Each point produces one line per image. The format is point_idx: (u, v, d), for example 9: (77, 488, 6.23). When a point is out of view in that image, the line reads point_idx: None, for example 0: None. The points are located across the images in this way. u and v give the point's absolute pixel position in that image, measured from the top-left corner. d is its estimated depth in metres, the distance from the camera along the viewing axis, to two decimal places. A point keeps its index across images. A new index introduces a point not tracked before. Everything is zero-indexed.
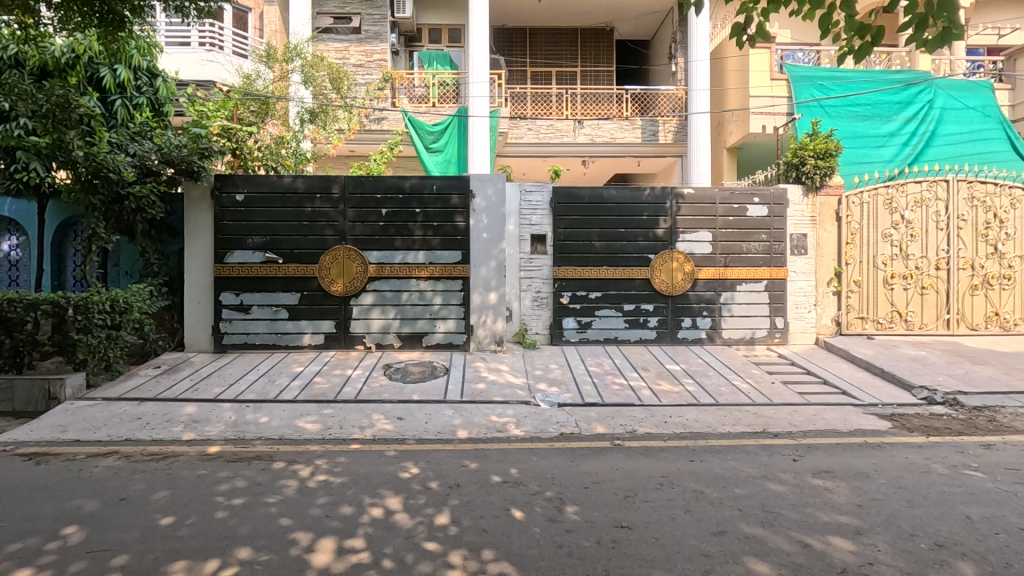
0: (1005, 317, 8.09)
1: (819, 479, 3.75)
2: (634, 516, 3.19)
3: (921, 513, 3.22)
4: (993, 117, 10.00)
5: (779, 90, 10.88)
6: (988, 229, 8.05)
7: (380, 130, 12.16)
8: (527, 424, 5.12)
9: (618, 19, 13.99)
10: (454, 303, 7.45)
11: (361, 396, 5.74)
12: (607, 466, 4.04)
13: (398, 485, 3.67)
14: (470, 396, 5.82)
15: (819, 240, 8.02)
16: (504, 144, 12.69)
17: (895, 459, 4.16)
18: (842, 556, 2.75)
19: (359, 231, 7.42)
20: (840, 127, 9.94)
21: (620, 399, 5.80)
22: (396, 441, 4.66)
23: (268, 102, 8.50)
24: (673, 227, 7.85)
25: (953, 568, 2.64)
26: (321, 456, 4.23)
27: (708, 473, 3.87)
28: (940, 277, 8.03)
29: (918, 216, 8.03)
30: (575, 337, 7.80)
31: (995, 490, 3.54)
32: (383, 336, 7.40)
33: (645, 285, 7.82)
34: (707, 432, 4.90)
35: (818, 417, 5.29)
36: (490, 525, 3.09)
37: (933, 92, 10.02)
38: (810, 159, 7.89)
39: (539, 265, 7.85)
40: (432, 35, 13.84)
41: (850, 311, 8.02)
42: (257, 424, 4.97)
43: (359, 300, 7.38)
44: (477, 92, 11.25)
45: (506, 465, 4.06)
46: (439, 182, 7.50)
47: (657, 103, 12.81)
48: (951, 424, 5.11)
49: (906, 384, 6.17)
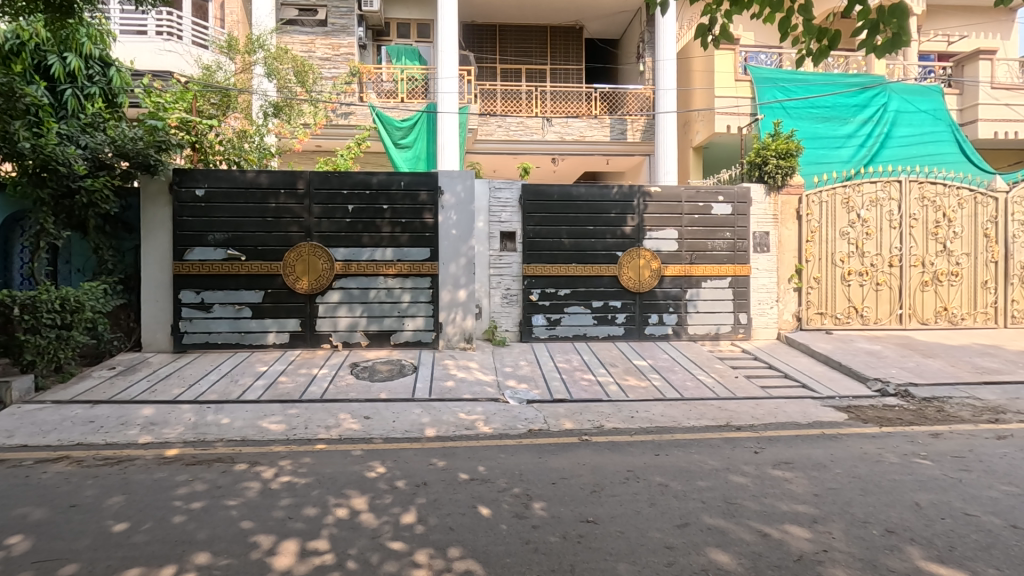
0: (953, 312, 8.47)
1: (778, 470, 3.86)
2: (599, 510, 3.23)
3: (874, 500, 3.35)
4: (943, 120, 10.42)
5: (743, 90, 11.17)
6: (937, 227, 8.40)
7: (348, 125, 12.01)
8: (495, 421, 5.12)
9: (587, 18, 14.09)
10: (422, 301, 7.39)
11: (327, 396, 5.64)
12: (575, 462, 4.08)
13: (363, 485, 3.63)
14: (439, 394, 5.79)
15: (780, 238, 8.25)
16: (474, 140, 12.67)
17: (850, 449, 4.31)
18: (799, 544, 2.84)
19: (325, 227, 7.28)
20: (801, 128, 10.23)
21: (588, 395, 5.87)
22: (362, 440, 4.60)
23: (229, 95, 8.23)
24: (640, 225, 7.95)
25: (902, 553, 2.75)
26: (285, 457, 4.15)
27: (673, 466, 3.95)
28: (893, 274, 8.36)
29: (873, 215, 8.33)
30: (545, 334, 7.84)
31: (942, 476, 3.71)
32: (350, 334, 7.29)
33: (613, 282, 7.91)
34: (673, 426, 5.00)
35: (779, 410, 5.45)
36: (457, 523, 3.08)
37: (888, 96, 10.40)
38: (772, 159, 8.08)
39: (508, 262, 7.85)
40: (400, 30, 13.67)
41: (810, 306, 8.28)
42: (218, 425, 4.84)
43: (325, 298, 7.25)
44: (447, 88, 11.36)
45: (474, 463, 4.05)
46: (408, 178, 7.41)
47: (625, 103, 12.98)
48: (902, 415, 5.33)
49: (861, 376, 6.41)
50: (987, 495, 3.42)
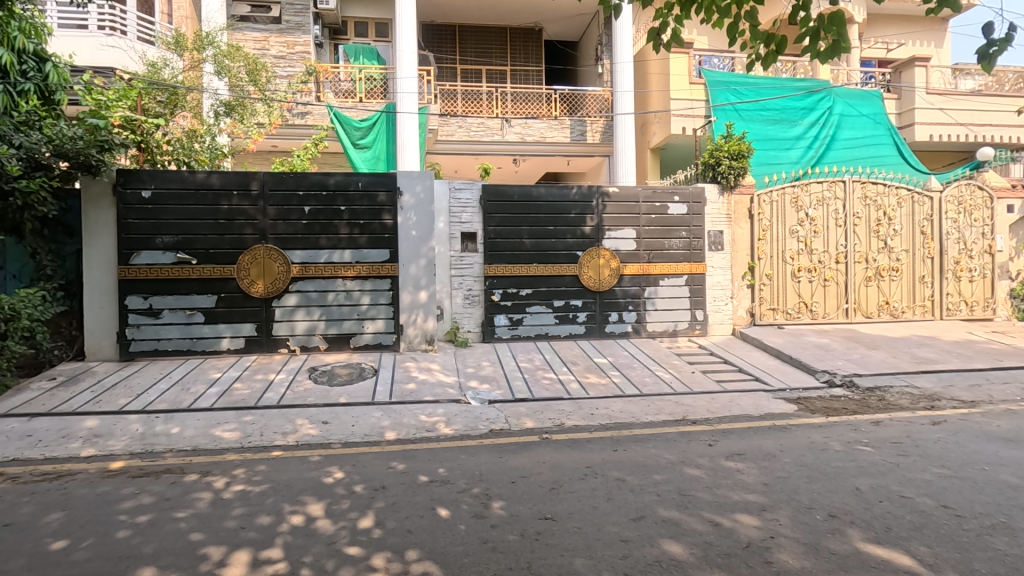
0: (894, 306, 8.89)
1: (731, 462, 3.99)
2: (558, 507, 3.27)
3: (819, 487, 3.50)
4: (883, 124, 10.95)
5: (697, 93, 11.44)
6: (878, 225, 8.83)
7: (304, 125, 11.78)
8: (456, 422, 5.11)
9: (547, 20, 14.20)
10: (382, 303, 7.31)
11: (284, 401, 5.52)
12: (535, 460, 4.11)
13: (321, 490, 3.57)
14: (399, 397, 5.74)
15: (734, 236, 8.52)
16: (435, 141, 12.58)
17: (799, 439, 4.49)
18: (748, 532, 2.94)
19: (281, 229, 7.12)
20: (753, 129, 10.58)
21: (550, 393, 5.93)
22: (320, 445, 4.52)
23: (178, 93, 7.91)
24: (599, 225, 8.07)
25: (844, 536, 2.88)
26: (239, 466, 4.03)
27: (630, 461, 4.03)
28: (840, 270, 8.73)
29: (820, 213, 8.70)
30: (507, 334, 7.87)
31: (882, 462, 3.90)
32: (308, 338, 7.14)
33: (574, 281, 8.00)
34: (631, 421, 5.10)
35: (732, 403, 5.63)
36: (415, 525, 3.07)
37: (832, 100, 10.87)
38: (725, 160, 8.34)
39: (469, 263, 7.84)
40: (358, 29, 13.48)
41: (762, 302, 8.57)
42: (167, 435, 4.67)
43: (282, 302, 7.09)
44: (406, 88, 11.26)
45: (434, 465, 4.03)
46: (365, 179, 7.33)
47: (585, 104, 13.14)
48: (847, 404, 5.59)
49: (810, 369, 6.68)
50: (922, 477, 3.62)
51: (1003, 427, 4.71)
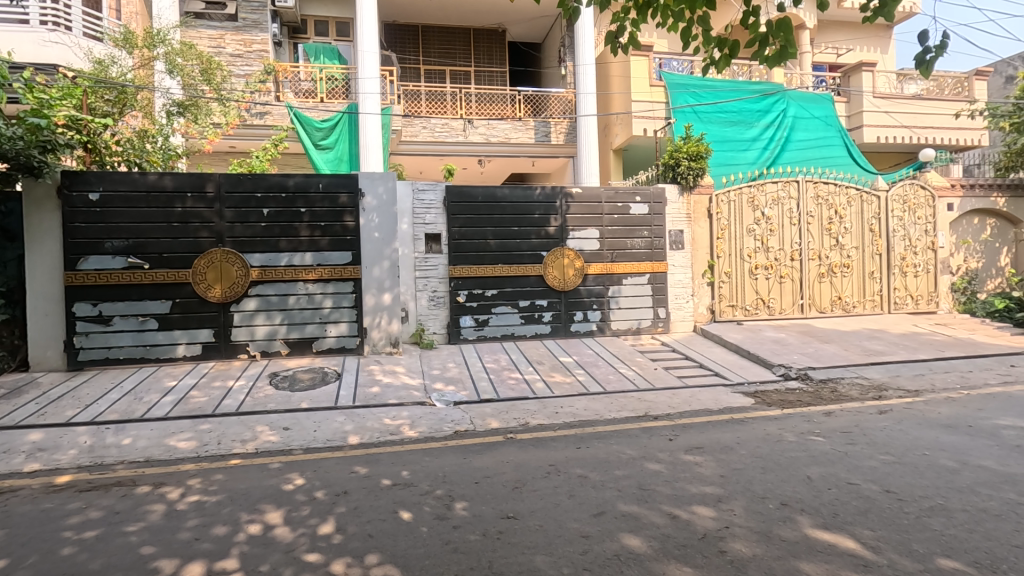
0: (846, 301, 9.25)
1: (690, 455, 4.09)
2: (520, 506, 3.29)
3: (772, 477, 3.61)
4: (834, 126, 11.37)
5: (657, 95, 11.68)
6: (830, 223, 9.17)
7: (263, 125, 11.53)
8: (421, 425, 5.08)
9: (510, 21, 14.25)
10: (345, 305, 7.20)
11: (243, 408, 5.38)
12: (499, 460, 4.12)
13: (280, 498, 3.50)
14: (363, 400, 5.68)
15: (694, 235, 8.73)
16: (399, 142, 12.45)
17: (755, 432, 4.63)
18: (704, 523, 3.02)
19: (238, 232, 6.95)
20: (711, 131, 10.84)
21: (515, 393, 5.95)
22: (281, 452, 4.44)
23: (126, 92, 7.60)
24: (563, 225, 8.15)
25: (794, 523, 2.99)
26: (194, 476, 3.92)
27: (593, 458, 4.08)
28: (795, 267, 9.04)
29: (775, 212, 8.99)
30: (472, 335, 7.86)
31: (832, 451, 4.07)
32: (269, 343, 6.99)
33: (539, 282, 8.05)
34: (595, 419, 5.17)
35: (693, 398, 5.77)
36: (377, 529, 3.04)
37: (786, 102, 11.25)
38: (684, 161, 8.53)
39: (434, 264, 7.80)
40: (318, 28, 13.25)
41: (722, 299, 8.80)
42: (118, 447, 4.50)
43: (240, 306, 6.92)
44: (368, 89, 11.10)
45: (397, 468, 4.00)
46: (326, 181, 7.23)
47: (548, 106, 13.24)
48: (801, 397, 5.79)
49: (767, 363, 6.89)
50: (868, 464, 3.79)
51: (943, 414, 4.96)
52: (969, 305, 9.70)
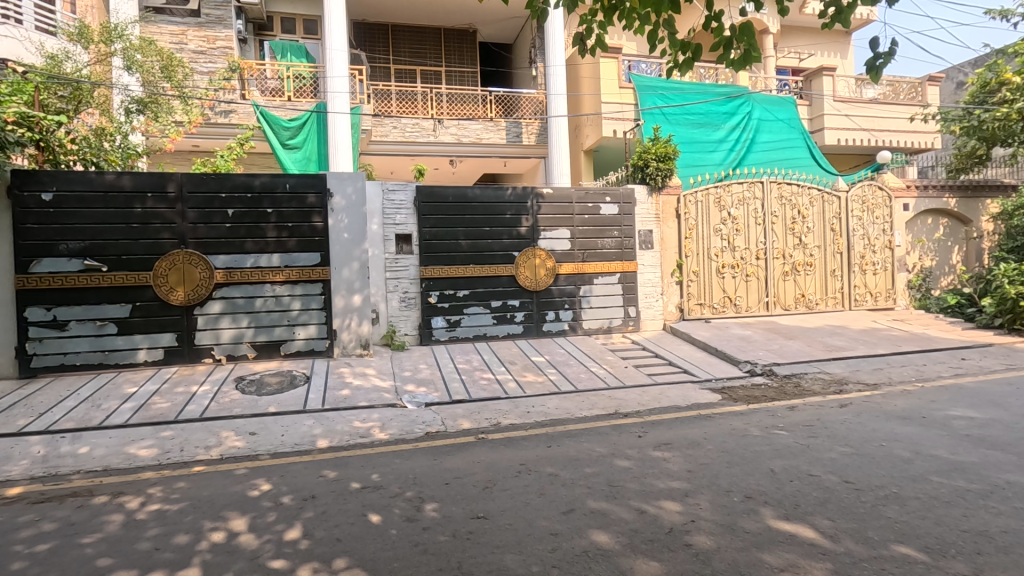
0: (810, 298, 9.52)
1: (658, 451, 4.15)
2: (490, 505, 3.29)
3: (737, 471, 3.70)
4: (797, 128, 11.71)
5: (627, 97, 11.82)
6: (794, 223, 9.43)
7: (229, 124, 11.27)
8: (392, 427, 5.04)
9: (480, 21, 14.25)
10: (314, 307, 7.09)
11: (207, 414, 5.25)
12: (470, 460, 4.12)
13: (245, 504, 3.43)
14: (333, 403, 5.60)
15: (663, 235, 8.86)
16: (369, 141, 12.32)
17: (721, 427, 4.74)
18: (671, 517, 3.07)
19: (202, 233, 6.78)
20: (679, 133, 11.03)
21: (487, 393, 5.95)
22: (247, 457, 4.34)
23: (81, 88, 7.32)
24: (535, 225, 8.18)
25: (757, 514, 3.07)
26: (155, 484, 3.80)
27: (563, 456, 4.11)
28: (760, 266, 9.27)
29: (741, 212, 9.20)
30: (444, 336, 7.82)
31: (794, 444, 4.18)
32: (235, 346, 6.83)
33: (511, 282, 8.07)
34: (566, 418, 5.21)
35: (662, 395, 5.86)
36: (345, 533, 3.00)
37: (751, 105, 11.52)
38: (652, 162, 8.68)
39: (405, 265, 7.74)
40: (284, 25, 13.00)
41: (691, 298, 8.96)
42: (74, 456, 4.34)
43: (204, 309, 6.75)
44: (336, 87, 10.92)
45: (367, 471, 3.96)
46: (293, 180, 7.11)
47: (520, 106, 13.28)
48: (767, 392, 5.94)
49: (734, 360, 7.05)
50: (828, 456, 3.91)
51: (900, 406, 5.16)
52: (924, 301, 10.09)
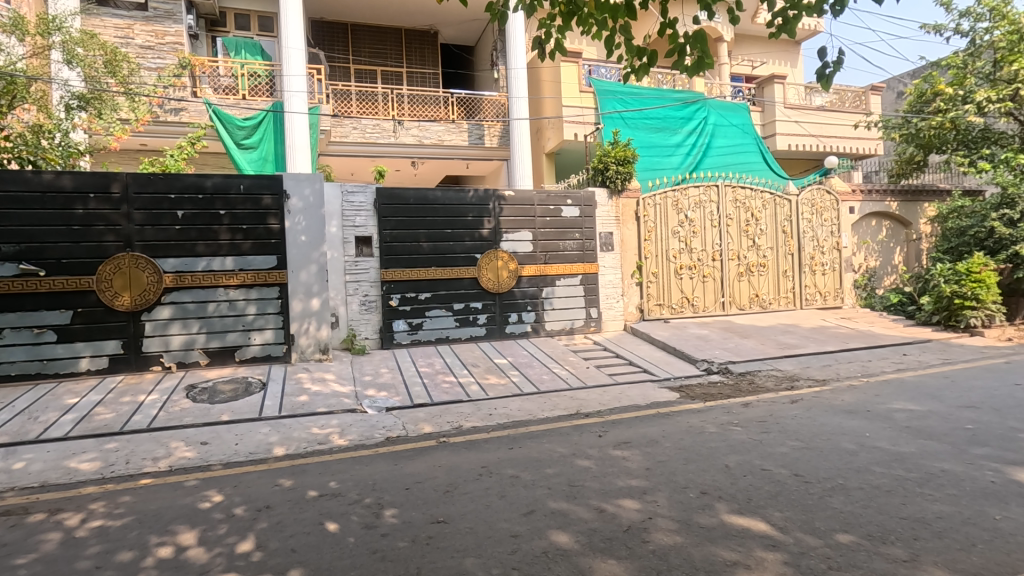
0: (763, 298, 9.84)
1: (618, 450, 4.21)
2: (451, 509, 3.27)
3: (693, 468, 3.78)
4: (750, 134, 12.09)
5: (587, 101, 12.05)
6: (747, 225, 9.74)
7: (179, 123, 10.86)
8: (351, 432, 4.95)
9: (441, 23, 14.20)
10: (270, 312, 6.91)
11: (155, 424, 5.03)
12: (431, 464, 4.08)
13: (195, 517, 3.29)
14: (290, 410, 5.46)
15: (623, 237, 9.01)
16: (328, 142, 12.07)
17: (679, 424, 4.84)
18: (629, 515, 3.12)
19: (149, 236, 6.51)
20: (638, 137, 11.25)
21: (449, 396, 5.92)
22: (198, 468, 4.19)
23: (16, 82, 6.91)
24: (497, 227, 8.19)
25: (712, 509, 3.15)
26: (98, 499, 3.62)
27: (525, 458, 4.12)
28: (716, 267, 9.53)
29: (698, 215, 9.45)
30: (406, 339, 7.73)
31: (748, 440, 4.32)
32: (186, 353, 6.59)
33: (473, 284, 8.04)
34: (528, 419, 5.23)
35: (622, 395, 5.96)
36: (300, 543, 2.92)
37: (707, 111, 11.84)
38: (612, 165, 8.81)
39: (365, 267, 7.62)
40: (238, 21, 12.62)
41: (650, 299, 9.15)
42: (7, 472, 4.08)
43: (152, 315, 6.48)
44: (294, 87, 10.63)
45: (324, 478, 3.87)
46: (248, 181, 6.91)
47: (481, 108, 13.26)
48: (722, 389, 6.11)
49: (692, 359, 7.23)
50: (780, 451, 4.04)
51: (846, 401, 5.39)
52: (869, 300, 10.58)
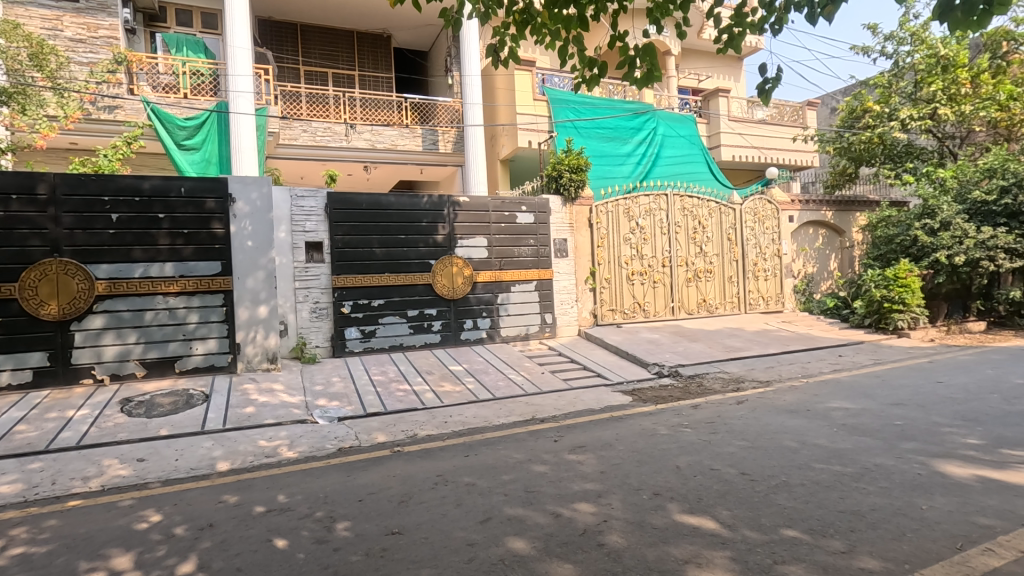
0: (710, 303, 10.19)
1: (573, 455, 4.25)
2: (406, 520, 3.21)
3: (646, 469, 3.86)
4: (696, 144, 12.54)
5: (541, 109, 12.15)
6: (695, 233, 10.09)
7: (114, 121, 10.28)
8: (301, 444, 4.79)
9: (394, 27, 14.08)
10: (214, 320, 6.62)
11: (86, 441, 4.72)
12: (385, 475, 4.00)
13: (131, 539, 3.10)
14: (236, 422, 5.24)
15: (577, 243, 9.14)
16: (276, 144, 11.71)
17: (632, 427, 4.94)
18: (585, 519, 3.15)
19: (80, 240, 6.11)
20: (590, 145, 11.48)
21: (403, 404, 5.83)
22: (134, 486, 3.95)
23: None
24: (451, 233, 8.15)
25: (664, 510, 3.22)
26: (20, 525, 3.35)
27: (481, 465, 4.10)
28: (666, 273, 9.81)
29: (648, 222, 9.71)
30: (359, 347, 7.56)
31: (697, 441, 4.45)
32: (121, 365, 6.21)
33: (427, 290, 7.96)
34: (484, 426, 5.21)
35: (577, 399, 6.04)
36: (246, 562, 2.80)
37: (655, 121, 12.20)
38: (566, 172, 8.91)
39: (316, 274, 7.42)
40: (179, 17, 12.09)
41: (603, 304, 9.31)
42: None
43: (83, 324, 6.09)
44: (238, 87, 10.26)
45: (273, 493, 3.72)
46: (189, 184, 6.61)
47: (436, 114, 13.18)
48: (673, 392, 6.29)
49: (644, 363, 7.40)
50: (728, 450, 4.19)
51: (788, 401, 5.65)
52: (807, 304, 11.13)
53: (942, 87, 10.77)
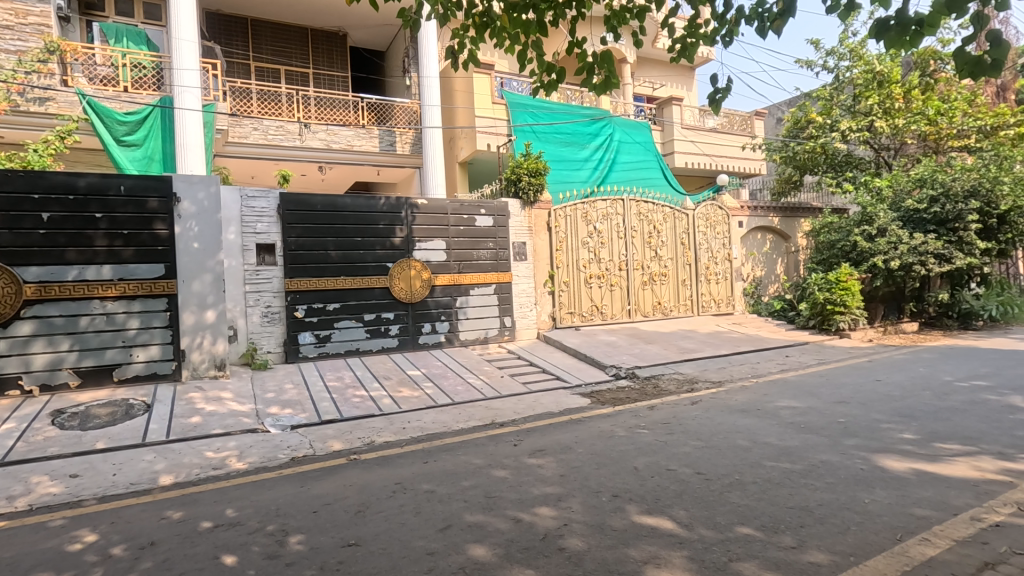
0: (665, 306, 10.43)
1: (533, 458, 4.25)
2: (363, 530, 3.12)
3: (605, 472, 3.89)
4: (652, 151, 12.82)
5: (500, 113, 12.16)
6: (650, 237, 10.31)
7: (46, 114, 9.66)
8: (251, 454, 4.60)
9: (350, 25, 13.82)
10: (156, 325, 6.29)
11: (11, 457, 4.38)
12: (341, 484, 3.88)
13: (62, 562, 2.89)
14: (180, 433, 4.98)
15: (536, 247, 9.19)
16: (225, 142, 11.26)
17: (591, 430, 4.98)
18: (545, 523, 3.14)
19: (5, 241, 5.70)
20: (548, 150, 11.58)
21: (360, 411, 5.69)
22: (66, 504, 3.69)
23: None
24: (409, 236, 8.04)
25: (623, 511, 3.26)
26: None
27: (440, 471, 4.04)
28: (623, 276, 9.98)
29: (605, 226, 9.86)
30: (313, 352, 7.34)
31: (654, 442, 4.52)
32: (52, 374, 5.82)
33: (384, 294, 7.82)
34: (442, 431, 5.15)
35: (537, 402, 6.05)
36: None
37: (612, 127, 12.41)
38: (525, 176, 8.99)
39: (267, 277, 7.17)
40: (119, 7, 11.49)
41: (562, 307, 9.38)
42: None
43: (9, 332, 5.67)
44: (186, 82, 9.84)
45: (221, 507, 3.55)
46: (130, 182, 6.28)
47: (393, 115, 13.00)
48: (630, 394, 6.39)
49: (601, 365, 7.49)
50: (683, 451, 4.28)
51: (739, 400, 5.83)
52: (756, 306, 11.54)
53: (878, 101, 11.41)
